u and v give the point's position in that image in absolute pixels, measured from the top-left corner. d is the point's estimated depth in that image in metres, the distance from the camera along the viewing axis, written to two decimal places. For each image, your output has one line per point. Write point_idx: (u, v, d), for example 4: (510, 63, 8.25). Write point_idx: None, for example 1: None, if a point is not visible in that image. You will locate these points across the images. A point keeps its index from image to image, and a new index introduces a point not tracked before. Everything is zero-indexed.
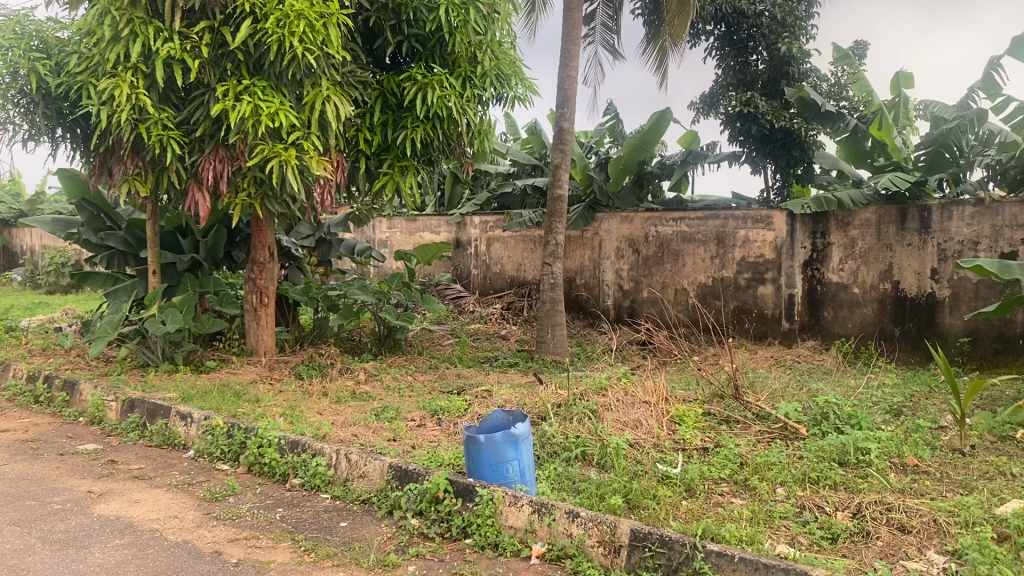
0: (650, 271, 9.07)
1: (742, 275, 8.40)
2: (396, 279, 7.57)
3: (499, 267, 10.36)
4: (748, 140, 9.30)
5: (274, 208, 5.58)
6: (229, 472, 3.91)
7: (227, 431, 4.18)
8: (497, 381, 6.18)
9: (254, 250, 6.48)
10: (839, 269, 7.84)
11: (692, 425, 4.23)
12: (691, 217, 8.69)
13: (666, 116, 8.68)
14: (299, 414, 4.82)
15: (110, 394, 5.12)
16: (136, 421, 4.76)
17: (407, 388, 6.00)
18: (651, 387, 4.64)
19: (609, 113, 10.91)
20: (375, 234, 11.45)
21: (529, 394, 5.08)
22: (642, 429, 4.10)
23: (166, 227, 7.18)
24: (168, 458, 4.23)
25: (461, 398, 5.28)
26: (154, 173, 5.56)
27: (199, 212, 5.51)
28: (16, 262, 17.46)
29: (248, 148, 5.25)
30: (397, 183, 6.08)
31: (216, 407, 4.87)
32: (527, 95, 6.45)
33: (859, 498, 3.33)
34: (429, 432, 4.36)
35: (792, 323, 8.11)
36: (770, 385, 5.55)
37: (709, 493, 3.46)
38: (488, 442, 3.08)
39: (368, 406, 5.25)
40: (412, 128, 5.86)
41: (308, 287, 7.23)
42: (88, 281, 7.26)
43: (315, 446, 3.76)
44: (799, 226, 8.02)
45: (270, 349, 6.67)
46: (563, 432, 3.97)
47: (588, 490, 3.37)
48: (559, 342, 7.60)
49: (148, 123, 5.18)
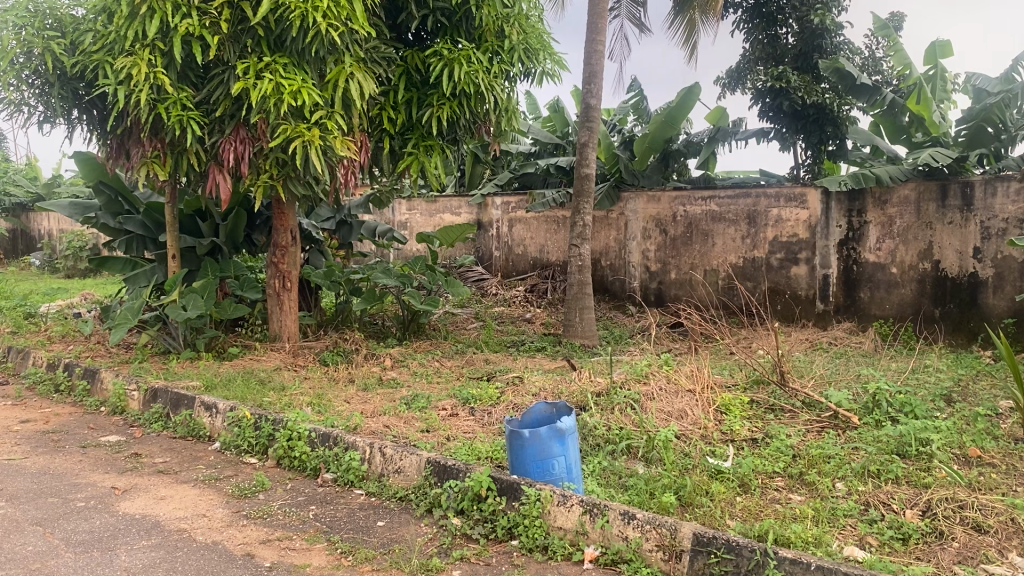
0: (679, 251, 8.84)
1: (774, 255, 8.17)
2: (419, 262, 7.39)
3: (522, 248, 10.16)
4: (778, 116, 9.01)
5: (297, 190, 5.39)
6: (258, 466, 3.75)
7: (254, 423, 4.02)
8: (528, 367, 6.00)
9: (276, 234, 6.31)
10: (876, 248, 7.59)
11: (739, 414, 4.03)
12: (721, 195, 8.45)
13: (694, 92, 8.43)
14: (326, 404, 4.66)
15: (131, 382, 4.98)
16: (159, 412, 4.61)
17: (435, 374, 5.83)
18: (694, 375, 4.44)
19: (633, 90, 10.63)
20: (395, 215, 11.26)
21: (564, 381, 4.88)
22: (687, 420, 3.90)
23: (185, 210, 7.01)
24: (193, 451, 4.08)
25: (493, 385, 5.10)
26: (172, 154, 5.38)
27: (219, 195, 5.34)
28: (35, 245, 17.42)
29: (270, 127, 5.05)
30: (422, 163, 5.87)
31: (241, 397, 4.72)
32: (556, 71, 6.22)
33: (928, 494, 3.13)
34: (463, 423, 4.18)
35: (827, 304, 7.89)
36: (813, 370, 5.33)
37: (764, 489, 3.27)
38: (532, 437, 2.89)
39: (397, 394, 5.08)
40: (437, 106, 5.65)
41: (330, 271, 7.06)
42: (106, 268, 7.07)
43: (347, 439, 3.59)
44: (834, 204, 7.77)
45: (293, 335, 6.51)
46: (605, 423, 3.78)
47: (636, 486, 3.19)
48: (587, 326, 7.40)
49: (167, 103, 5.01)
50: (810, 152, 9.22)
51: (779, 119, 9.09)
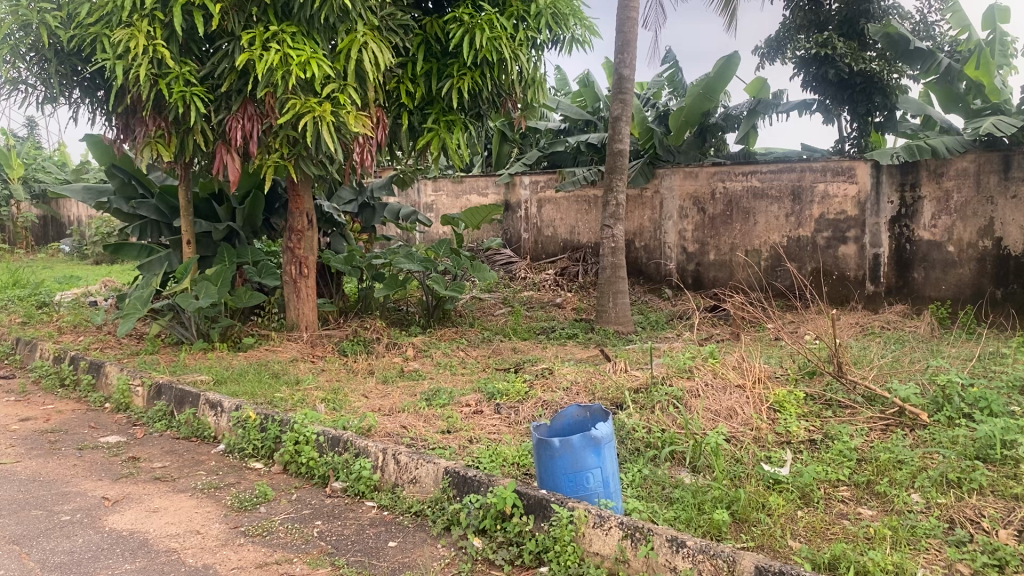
0: (717, 231, 8.37)
1: (820, 233, 7.68)
2: (444, 245, 7.02)
3: (552, 230, 9.76)
4: (823, 85, 8.49)
5: (310, 170, 5.04)
6: (263, 473, 3.42)
7: (259, 424, 3.69)
8: (559, 357, 5.61)
9: (291, 217, 5.97)
10: (931, 225, 7.09)
11: (795, 413, 3.62)
12: (763, 170, 7.97)
13: (733, 61, 7.96)
14: (341, 401, 4.32)
15: (135, 378, 4.67)
16: (163, 410, 4.31)
17: (459, 365, 5.48)
18: (743, 369, 4.02)
19: (667, 62, 10.16)
20: (421, 197, 10.89)
21: (598, 373, 4.49)
22: (738, 420, 3.49)
23: (200, 193, 6.71)
24: (195, 454, 3.76)
25: (521, 379, 4.72)
26: (177, 134, 5.06)
27: (228, 177, 5.00)
28: (65, 232, 17.46)
29: (278, 103, 4.68)
30: (443, 140, 5.48)
31: (250, 392, 4.40)
32: (587, 37, 5.79)
33: (1023, 510, 2.70)
34: (487, 422, 3.81)
35: (877, 285, 7.41)
36: (871, 359, 4.89)
37: (829, 502, 2.88)
38: (564, 447, 2.52)
39: (419, 388, 4.73)
40: (458, 77, 5.26)
41: (350, 256, 6.72)
42: (121, 254, 6.76)
43: (358, 444, 3.24)
44: (885, 177, 7.27)
45: (311, 324, 6.17)
46: (645, 424, 3.38)
47: (682, 499, 2.81)
48: (621, 312, 6.99)
49: (169, 79, 4.68)
50: (855, 125, 8.68)
51: (822, 89, 8.55)
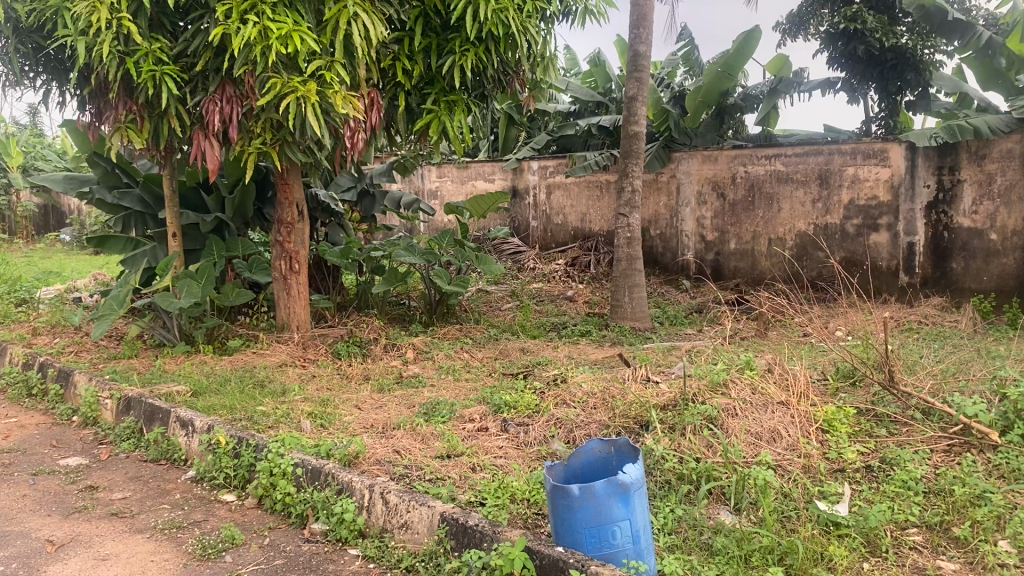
0: (739, 218, 7.86)
1: (850, 221, 7.18)
2: (447, 236, 6.54)
3: (562, 217, 9.28)
4: (852, 61, 7.95)
5: (296, 157, 4.58)
6: (234, 508, 2.97)
7: (232, 449, 3.24)
8: (572, 359, 5.15)
9: (279, 208, 5.50)
10: (972, 212, 6.58)
11: (847, 434, 3.14)
12: (788, 153, 7.45)
13: (754, 36, 7.43)
14: (329, 417, 3.86)
15: (105, 389, 4.22)
16: (132, 428, 3.86)
17: (463, 368, 5.02)
18: (785, 381, 3.53)
19: (681, 40, 9.62)
20: (423, 183, 10.36)
21: (617, 382, 4.01)
22: (783, 445, 3.00)
23: (186, 183, 6.26)
24: (161, 482, 3.31)
25: (531, 388, 4.23)
26: (151, 118, 4.58)
27: (206, 166, 4.51)
28: (66, 221, 17.00)
29: (257, 82, 4.21)
30: (444, 122, 5.02)
31: (230, 406, 3.94)
32: (601, 8, 5.28)
33: None
34: (493, 444, 3.32)
35: (912, 276, 6.92)
36: (920, 361, 4.39)
37: (899, 551, 2.42)
38: (584, 496, 2.06)
39: (417, 399, 4.27)
40: (460, 53, 4.76)
41: (347, 249, 6.24)
42: (105, 247, 6.26)
43: (341, 478, 2.78)
44: (921, 160, 6.76)
45: (304, 323, 5.70)
46: (676, 452, 2.90)
47: (725, 550, 2.35)
48: (638, 307, 6.51)
49: (137, 56, 4.21)
50: (883, 104, 8.13)
51: (851, 66, 8.00)
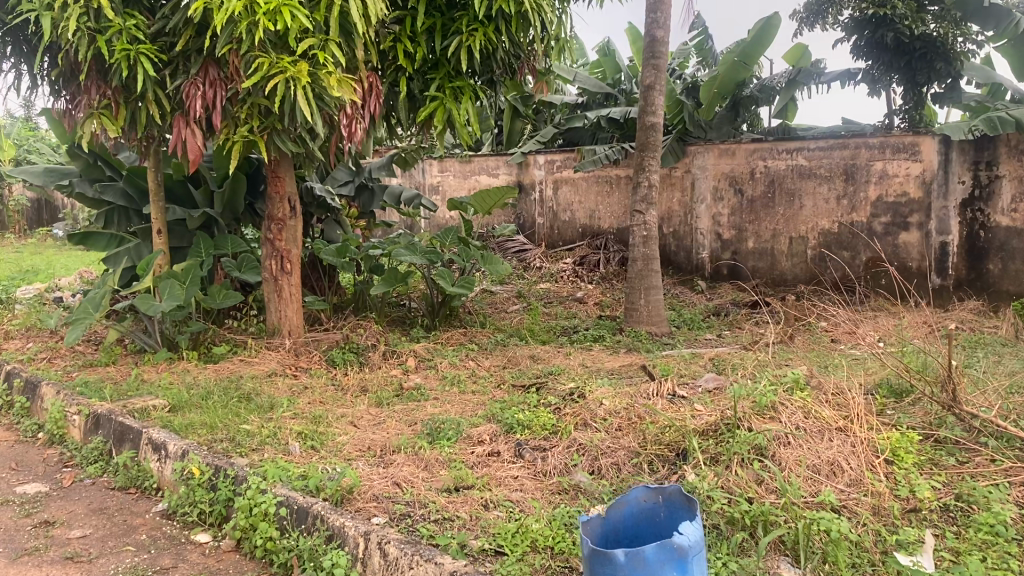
0: (758, 215, 7.44)
1: (878, 219, 6.77)
2: (450, 233, 6.13)
3: (569, 214, 8.86)
4: (877, 50, 7.53)
5: (286, 147, 4.16)
6: (209, 551, 2.56)
7: (207, 481, 2.83)
8: (587, 368, 4.74)
9: (270, 203, 5.07)
10: (1011, 210, 6.17)
11: (915, 466, 2.73)
12: (811, 147, 7.03)
13: (773, 24, 6.97)
14: (322, 437, 3.44)
15: (73, 403, 3.80)
16: (99, 449, 3.44)
17: (469, 378, 4.61)
18: (837, 405, 3.11)
19: (694, 29, 9.21)
20: (424, 177, 9.92)
21: (642, 399, 3.58)
22: (845, 481, 2.59)
23: (173, 176, 5.83)
24: (128, 516, 2.89)
25: (545, 404, 3.81)
26: (127, 104, 4.16)
27: (187, 157, 4.07)
28: (60, 216, 16.43)
29: (243, 63, 3.80)
30: (449, 110, 4.57)
31: (210, 424, 3.51)
32: None
33: None
34: (507, 474, 2.90)
35: (944, 277, 6.51)
36: (975, 373, 3.98)
37: None
38: (631, 563, 1.64)
39: (420, 415, 3.84)
40: (466, 34, 4.34)
41: (343, 246, 5.82)
42: (87, 244, 5.84)
43: (331, 522, 2.39)
44: (955, 154, 6.35)
45: (296, 327, 5.28)
46: (725, 491, 2.49)
47: None
48: (654, 310, 6.08)
49: (109, 34, 3.80)
50: (909, 95, 7.71)
51: (876, 55, 7.58)
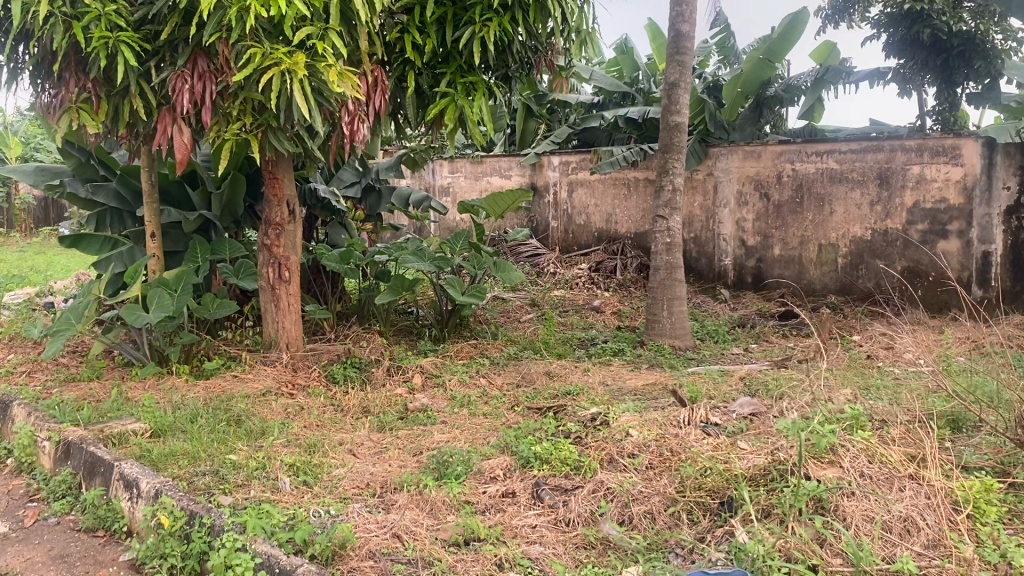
0: (784, 220, 7.05)
1: (915, 226, 6.37)
2: (461, 239, 5.74)
3: (585, 217, 8.49)
4: (911, 47, 7.13)
5: (282, 146, 3.81)
6: None
7: (180, 530, 2.47)
8: (608, 388, 4.36)
9: (268, 206, 4.73)
10: None
11: (1001, 522, 2.34)
12: (842, 149, 6.64)
13: (802, 20, 6.59)
14: (316, 470, 3.08)
15: (44, 427, 3.46)
16: (67, 483, 3.09)
17: (480, 398, 4.23)
18: (899, 445, 2.72)
19: (716, 25, 8.82)
20: (434, 179, 9.57)
21: (673, 430, 3.20)
22: (921, 542, 2.22)
23: (168, 176, 5.48)
24: (91, 567, 2.53)
25: (563, 432, 3.42)
26: (110, 98, 3.80)
27: (173, 155, 3.72)
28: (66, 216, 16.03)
29: (234, 53, 3.46)
30: (460, 108, 4.19)
31: (193, 453, 3.16)
32: None
33: None
34: (523, 523, 2.53)
35: (987, 289, 6.10)
36: None
37: None
38: None
39: (427, 443, 3.47)
40: (480, 24, 3.97)
41: (347, 252, 5.45)
42: (77, 247, 5.49)
43: None
44: (999, 157, 5.93)
45: (295, 340, 4.92)
46: (781, 555, 2.12)
47: None
48: (678, 323, 5.69)
49: (87, 20, 3.45)
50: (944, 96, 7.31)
51: (910, 53, 7.19)
